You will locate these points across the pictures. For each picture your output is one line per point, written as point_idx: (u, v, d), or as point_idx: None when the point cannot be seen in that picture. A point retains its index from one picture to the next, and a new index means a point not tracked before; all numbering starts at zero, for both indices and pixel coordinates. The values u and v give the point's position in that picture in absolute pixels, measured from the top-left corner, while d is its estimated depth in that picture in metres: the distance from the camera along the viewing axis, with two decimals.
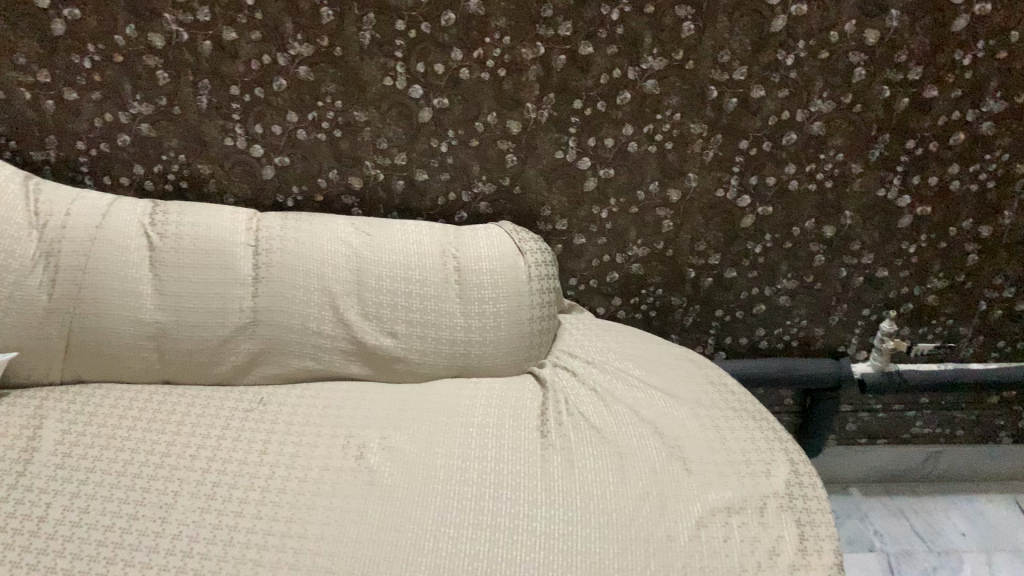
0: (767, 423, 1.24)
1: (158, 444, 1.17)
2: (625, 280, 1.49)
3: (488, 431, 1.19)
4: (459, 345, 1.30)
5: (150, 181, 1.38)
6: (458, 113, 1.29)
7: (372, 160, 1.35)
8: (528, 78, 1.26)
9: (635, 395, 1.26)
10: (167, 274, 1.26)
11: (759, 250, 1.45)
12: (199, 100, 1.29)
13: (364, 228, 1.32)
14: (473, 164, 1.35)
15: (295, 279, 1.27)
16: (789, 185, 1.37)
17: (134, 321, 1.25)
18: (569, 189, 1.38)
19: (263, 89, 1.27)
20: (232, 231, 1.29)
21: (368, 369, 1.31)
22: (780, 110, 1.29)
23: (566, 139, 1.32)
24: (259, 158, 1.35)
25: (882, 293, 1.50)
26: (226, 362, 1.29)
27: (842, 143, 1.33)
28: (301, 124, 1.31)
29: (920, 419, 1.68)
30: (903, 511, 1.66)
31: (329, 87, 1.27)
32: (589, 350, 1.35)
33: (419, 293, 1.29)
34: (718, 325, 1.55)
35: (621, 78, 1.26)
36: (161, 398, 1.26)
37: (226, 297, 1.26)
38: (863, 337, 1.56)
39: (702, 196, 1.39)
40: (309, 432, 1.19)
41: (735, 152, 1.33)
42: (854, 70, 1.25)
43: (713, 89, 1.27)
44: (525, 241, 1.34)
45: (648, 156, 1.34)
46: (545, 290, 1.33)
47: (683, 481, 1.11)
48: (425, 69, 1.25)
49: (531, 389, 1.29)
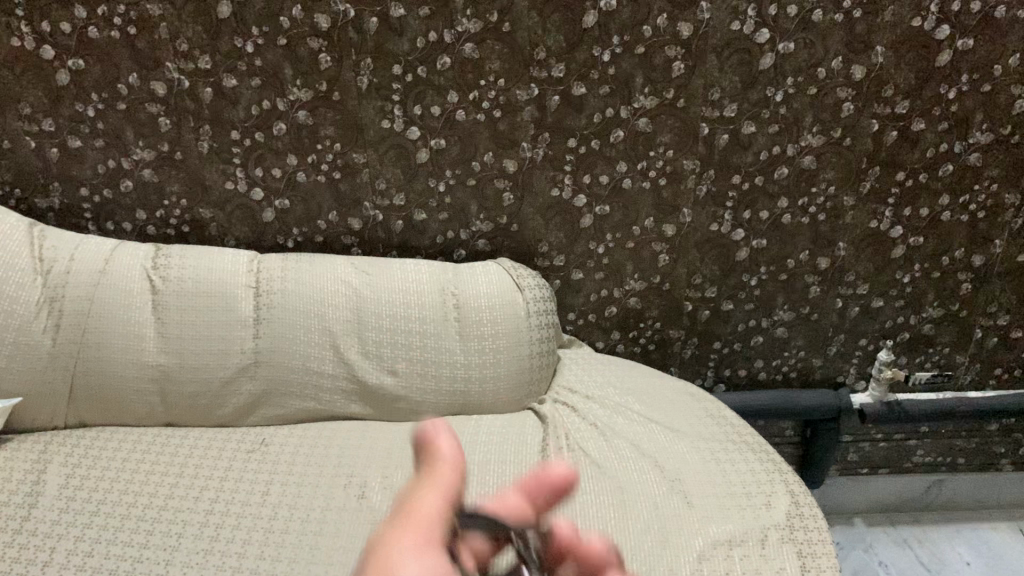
0: (767, 454, 1.24)
1: (161, 487, 1.18)
2: (623, 315, 1.49)
3: (486, 466, 1.19)
4: (459, 382, 1.29)
5: (152, 227, 1.39)
6: (456, 153, 1.32)
7: (372, 201, 1.36)
8: (523, 119, 1.29)
9: (635, 430, 1.26)
10: (170, 317, 1.27)
11: (755, 282, 1.46)
12: (200, 146, 1.31)
13: (364, 267, 1.32)
14: (471, 203, 1.37)
15: (295, 319, 1.27)
16: (782, 218, 1.39)
17: (138, 365, 1.27)
18: (566, 225, 1.39)
19: (263, 133, 1.30)
20: (234, 273, 1.30)
21: (369, 409, 1.31)
22: (771, 145, 1.32)
23: (561, 177, 1.34)
24: (259, 201, 1.36)
25: (879, 322, 1.51)
26: (228, 404, 1.29)
27: (833, 176, 1.35)
28: (300, 166, 1.33)
29: (920, 447, 1.68)
30: (907, 541, 1.68)
31: (328, 130, 1.29)
32: (588, 385, 1.35)
33: (419, 331, 1.28)
34: (717, 357, 1.54)
35: (614, 117, 1.29)
36: (165, 439, 1.28)
37: (227, 338, 1.27)
38: (862, 367, 1.56)
39: (697, 231, 1.40)
40: (312, 473, 1.20)
41: (728, 187, 1.35)
42: (843, 105, 1.28)
43: (705, 127, 1.30)
44: (524, 277, 1.34)
45: (643, 193, 1.36)
46: (544, 326, 1.33)
47: (684, 514, 1.11)
48: (423, 111, 1.28)
49: (532, 425, 1.28)
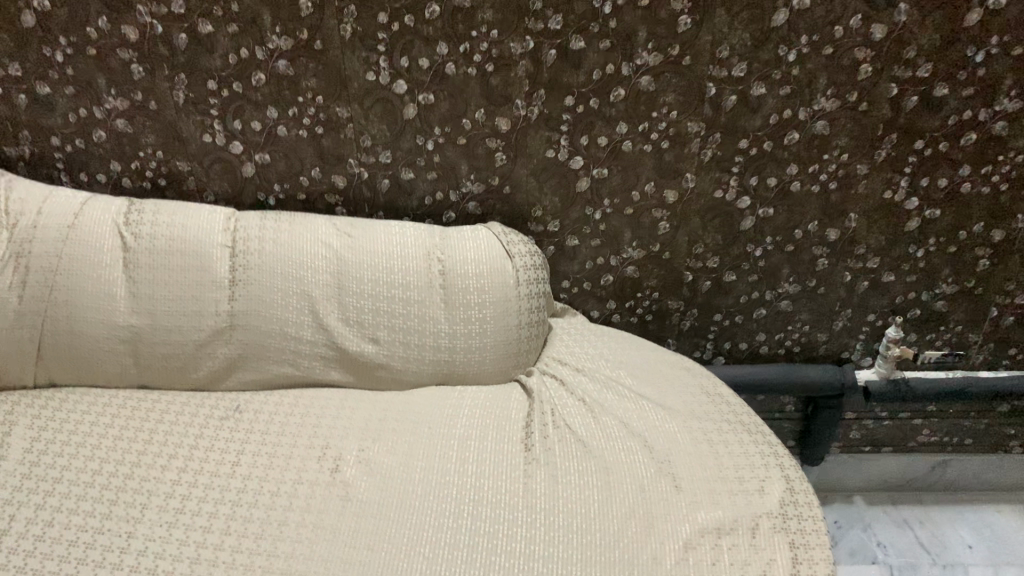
0: (763, 436, 1.18)
1: (129, 454, 1.13)
2: (620, 283, 1.42)
3: (467, 443, 1.13)
4: (444, 351, 1.24)
5: (128, 179, 1.33)
6: (445, 110, 1.24)
7: (357, 158, 1.29)
8: (517, 74, 1.21)
9: (625, 407, 1.20)
10: (141, 276, 1.21)
11: (759, 253, 1.38)
12: (176, 95, 1.24)
13: (346, 229, 1.25)
14: (461, 163, 1.29)
15: (273, 282, 1.21)
16: (791, 186, 1.31)
17: (108, 325, 1.21)
18: (561, 189, 1.32)
19: (242, 83, 1.22)
20: (209, 231, 1.24)
21: (348, 377, 1.25)
22: (782, 108, 1.23)
23: (557, 137, 1.27)
24: (238, 155, 1.29)
25: (889, 298, 1.44)
26: (202, 367, 1.24)
27: (847, 143, 1.27)
28: (281, 120, 1.26)
29: (926, 427, 1.62)
30: (907, 522, 1.64)
31: (310, 81, 1.22)
32: (579, 357, 1.29)
33: (402, 297, 1.22)
34: (717, 330, 1.48)
35: (614, 74, 1.20)
36: (136, 403, 1.23)
37: (201, 300, 1.21)
38: (868, 343, 1.49)
39: (699, 197, 1.32)
40: (286, 443, 1.15)
41: (734, 151, 1.28)
42: (860, 67, 1.19)
43: (711, 87, 1.22)
44: (514, 244, 1.27)
45: (644, 156, 1.28)
46: (533, 295, 1.27)
47: (672, 499, 1.06)
48: (410, 63, 1.20)
49: (517, 399, 1.23)
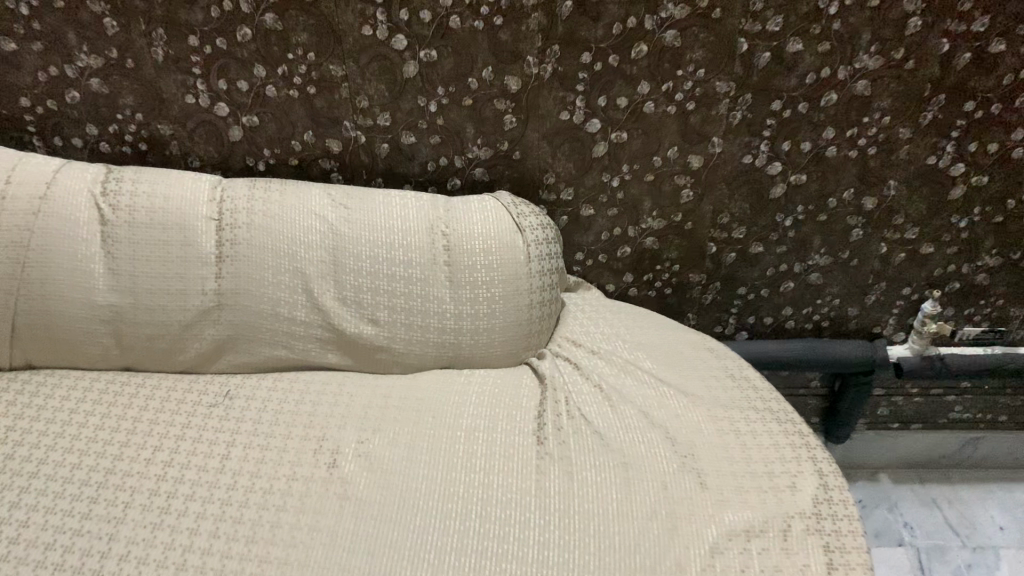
0: (793, 426, 1.09)
1: (110, 445, 1.05)
2: (638, 255, 1.33)
3: (474, 435, 1.04)
4: (449, 333, 1.15)
5: (106, 143, 1.22)
6: (449, 68, 1.13)
7: (353, 121, 1.19)
8: (529, 28, 1.09)
9: (645, 394, 1.11)
10: (122, 252, 1.12)
11: (789, 223, 1.28)
12: (154, 52, 1.12)
13: (341, 200, 1.15)
14: (467, 126, 1.19)
15: (263, 258, 1.12)
16: (826, 151, 1.20)
17: (87, 305, 1.12)
18: (576, 154, 1.21)
19: (226, 39, 1.11)
20: (193, 203, 1.13)
21: (346, 359, 1.16)
22: (820, 67, 1.12)
23: (572, 98, 1.15)
24: (224, 118, 1.19)
25: (926, 270, 1.34)
26: (189, 349, 1.15)
27: (890, 105, 1.15)
28: (270, 79, 1.15)
29: (959, 403, 1.53)
30: (935, 501, 1.56)
31: (300, 37, 1.10)
32: (594, 338, 1.21)
33: (404, 276, 1.13)
34: (741, 304, 1.39)
35: (636, 28, 1.09)
36: (120, 389, 1.14)
37: (186, 277, 1.12)
38: (902, 318, 1.40)
39: (726, 163, 1.22)
40: (278, 435, 1.06)
41: (766, 114, 1.17)
42: (908, 21, 1.08)
43: (743, 42, 1.10)
44: (525, 216, 1.18)
45: (667, 118, 1.17)
46: (546, 271, 1.18)
47: (696, 498, 0.97)
48: (410, 17, 1.08)
49: (528, 385, 1.13)
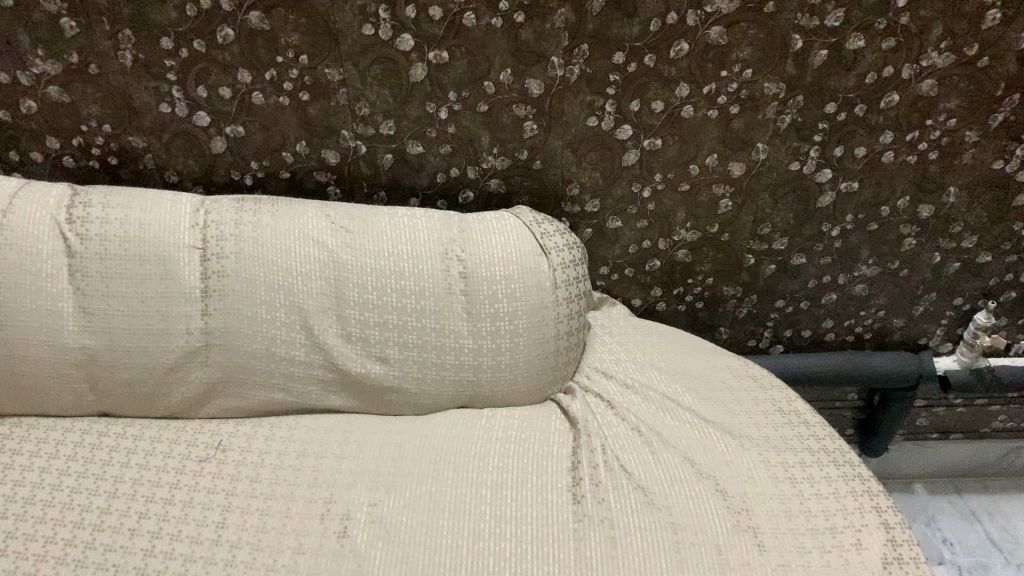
0: (852, 469, 0.98)
1: (88, 512, 0.91)
2: (668, 268, 1.21)
3: (501, 494, 0.92)
4: (467, 371, 1.03)
5: (70, 158, 1.07)
6: (462, 71, 0.99)
7: (352, 130, 1.05)
8: (554, 26, 0.95)
9: (688, 436, 0.99)
10: (94, 288, 0.98)
11: (836, 233, 1.17)
12: (122, 57, 0.97)
13: (341, 222, 1.02)
14: (481, 134, 1.05)
15: (255, 293, 0.99)
16: (882, 156, 1.08)
17: (55, 347, 0.98)
18: (604, 163, 1.08)
19: (205, 41, 0.96)
20: (173, 229, 0.99)
21: (352, 401, 1.05)
22: (882, 65, 0.99)
23: (602, 102, 1.02)
24: (205, 128, 1.04)
25: (981, 280, 1.23)
26: (175, 394, 1.02)
27: (957, 106, 1.03)
28: (256, 85, 1.00)
29: (1003, 413, 1.43)
30: (975, 514, 1.45)
31: (291, 37, 0.96)
32: (628, 368, 1.09)
33: (416, 308, 1.01)
34: (778, 317, 1.28)
35: (677, 25, 0.95)
36: (97, 441, 1.00)
37: (168, 316, 0.99)
38: (951, 329, 1.29)
39: (770, 170, 1.09)
40: (280, 496, 0.93)
41: (819, 117, 1.04)
42: (986, 14, 0.95)
43: (797, 40, 0.97)
44: (549, 235, 1.05)
45: (707, 123, 1.04)
46: (573, 297, 1.06)
47: (754, 563, 0.85)
48: (418, 14, 0.94)
49: (558, 427, 1.02)
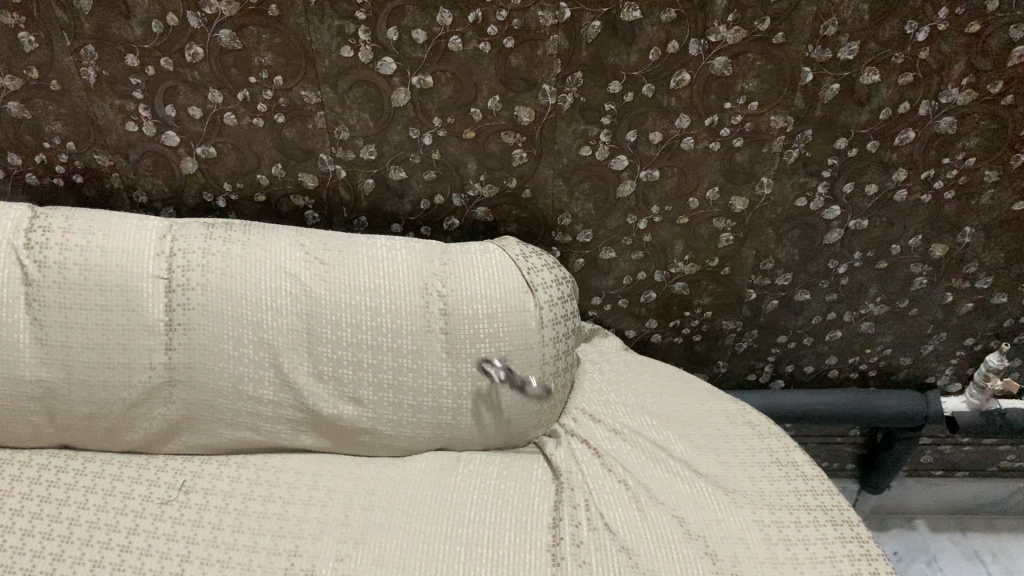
0: (850, 529, 0.90)
1: (39, 558, 0.84)
2: (664, 300, 1.16)
3: (476, 552, 0.86)
4: (446, 414, 0.98)
5: (32, 175, 1.02)
6: (448, 96, 0.92)
7: (331, 153, 0.98)
8: (546, 52, 0.88)
9: (678, 490, 0.94)
10: (51, 319, 0.92)
11: (843, 270, 1.10)
12: (85, 73, 0.91)
13: (316, 252, 0.96)
14: (468, 161, 0.99)
15: (222, 328, 0.93)
16: (895, 194, 1.01)
17: (10, 378, 0.93)
18: (598, 194, 1.02)
19: (172, 59, 0.90)
20: (137, 257, 0.93)
21: (323, 441, 1.00)
22: (898, 101, 0.92)
23: (596, 132, 0.95)
24: (175, 148, 0.98)
25: (995, 320, 1.17)
26: (137, 429, 0.97)
27: (977, 145, 0.96)
28: (228, 105, 0.94)
29: (1012, 451, 1.37)
30: (978, 555, 1.40)
31: (264, 57, 0.89)
32: (616, 412, 1.03)
33: (392, 347, 0.95)
34: (779, 352, 1.22)
35: (679, 54, 0.88)
36: (54, 478, 0.94)
37: (130, 349, 0.93)
38: (961, 368, 1.24)
39: (775, 206, 1.03)
40: (243, 546, 0.87)
41: (828, 152, 0.97)
42: (1013, 51, 0.88)
43: (808, 72, 0.90)
44: (537, 270, 0.99)
45: (709, 155, 0.98)
46: (561, 337, 1.00)
47: None
48: (399, 37, 0.87)
49: (540, 477, 0.97)
